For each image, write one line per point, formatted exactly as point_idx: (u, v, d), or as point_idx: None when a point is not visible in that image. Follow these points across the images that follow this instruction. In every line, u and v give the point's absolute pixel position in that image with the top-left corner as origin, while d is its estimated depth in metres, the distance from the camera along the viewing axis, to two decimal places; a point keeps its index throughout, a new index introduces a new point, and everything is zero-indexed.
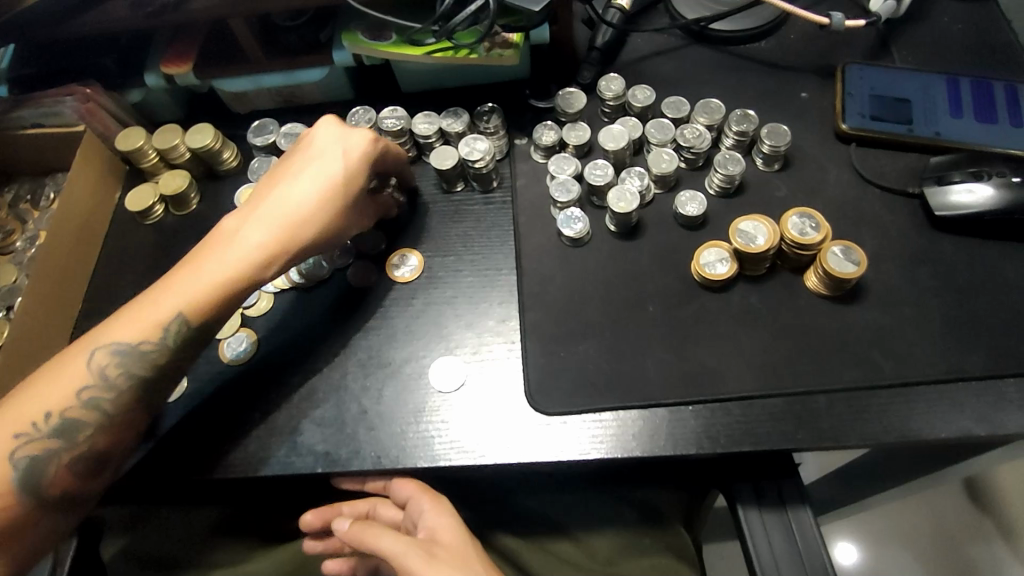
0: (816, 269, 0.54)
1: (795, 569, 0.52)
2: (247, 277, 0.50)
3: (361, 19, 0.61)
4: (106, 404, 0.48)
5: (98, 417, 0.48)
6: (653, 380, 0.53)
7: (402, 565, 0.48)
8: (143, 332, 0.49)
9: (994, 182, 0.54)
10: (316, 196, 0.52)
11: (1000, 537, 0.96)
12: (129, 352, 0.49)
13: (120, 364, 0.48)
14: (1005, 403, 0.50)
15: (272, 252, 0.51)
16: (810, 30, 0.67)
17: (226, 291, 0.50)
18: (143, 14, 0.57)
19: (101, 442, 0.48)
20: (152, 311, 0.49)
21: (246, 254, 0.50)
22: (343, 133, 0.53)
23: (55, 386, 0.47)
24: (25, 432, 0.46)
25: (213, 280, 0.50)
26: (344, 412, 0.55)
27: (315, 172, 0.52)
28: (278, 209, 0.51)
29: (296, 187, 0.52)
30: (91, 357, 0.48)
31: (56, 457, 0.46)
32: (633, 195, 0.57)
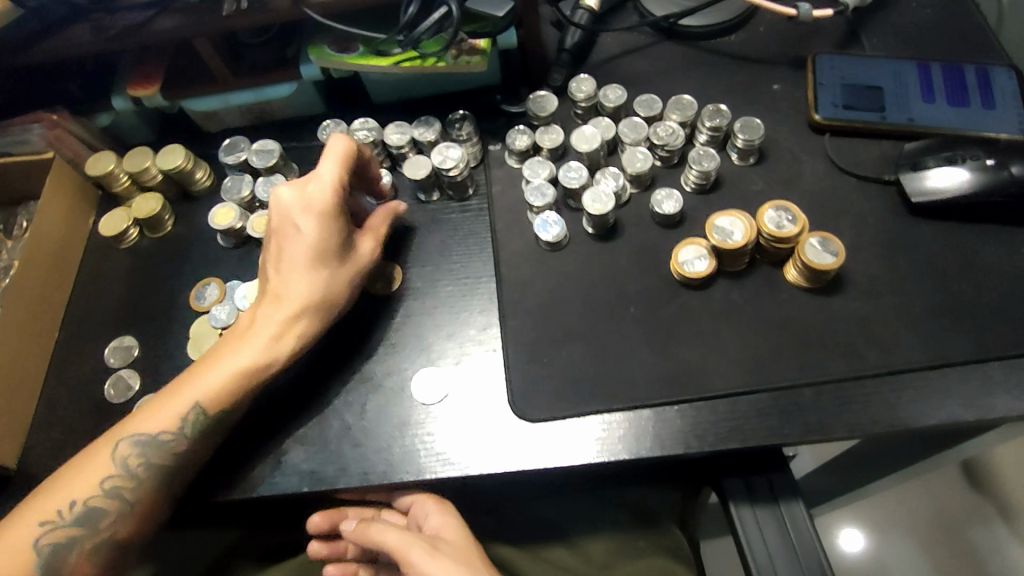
0: (795, 261, 0.54)
1: (790, 564, 0.52)
2: (263, 361, 0.51)
3: (327, 33, 0.61)
4: (128, 493, 0.49)
5: (119, 506, 0.49)
6: (638, 381, 0.53)
7: (405, 557, 0.49)
8: (164, 424, 0.50)
9: (969, 165, 0.54)
10: (314, 270, 0.52)
11: (1000, 517, 0.96)
12: (150, 443, 0.49)
13: (140, 455, 0.49)
14: (991, 387, 0.50)
15: (284, 333, 0.52)
16: (779, 22, 0.67)
17: (242, 375, 0.51)
18: (105, 38, 0.56)
19: (123, 528, 0.49)
20: (171, 404, 0.50)
21: (256, 339, 0.51)
22: (306, 194, 0.53)
23: (82, 475, 0.49)
24: (50, 520, 0.48)
25: (231, 370, 0.51)
26: (328, 429, 0.54)
27: (307, 244, 0.52)
28: (284, 290, 0.52)
29: (296, 265, 0.52)
30: (115, 450, 0.49)
31: (78, 545, 0.48)
32: (608, 196, 0.57)
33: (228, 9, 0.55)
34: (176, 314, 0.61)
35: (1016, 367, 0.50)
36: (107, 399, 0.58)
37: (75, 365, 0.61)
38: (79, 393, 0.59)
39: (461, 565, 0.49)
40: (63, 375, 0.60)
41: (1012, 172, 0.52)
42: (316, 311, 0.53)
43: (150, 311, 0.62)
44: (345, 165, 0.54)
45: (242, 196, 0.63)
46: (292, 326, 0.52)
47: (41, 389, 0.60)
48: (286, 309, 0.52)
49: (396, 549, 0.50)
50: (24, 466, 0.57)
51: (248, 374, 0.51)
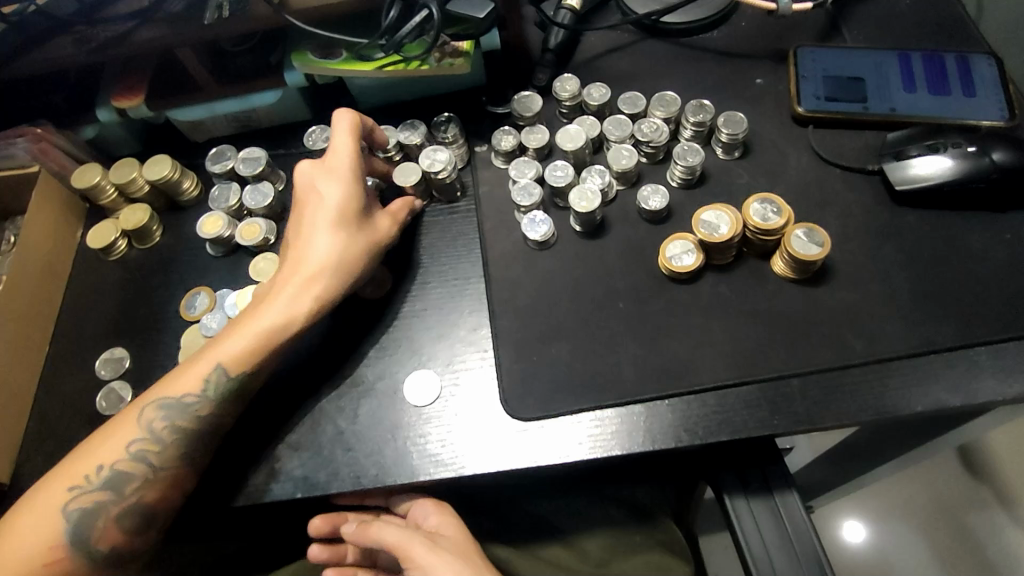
0: (781, 253, 0.54)
1: (785, 554, 0.52)
2: (284, 319, 0.52)
3: (310, 39, 0.61)
4: (151, 458, 0.49)
5: (144, 471, 0.49)
6: (628, 376, 0.53)
7: (406, 554, 0.51)
8: (187, 385, 0.51)
9: (951, 153, 0.54)
10: (331, 231, 0.53)
11: (998, 504, 0.96)
12: (174, 405, 0.50)
13: (164, 418, 0.50)
14: (978, 371, 0.50)
15: (304, 292, 0.52)
16: (761, 16, 0.68)
17: (262, 335, 0.51)
18: (87, 50, 0.56)
19: (149, 495, 0.49)
20: (194, 365, 0.51)
21: (277, 297, 0.52)
22: (324, 162, 0.56)
23: (108, 440, 0.49)
24: (77, 485, 0.48)
25: (252, 329, 0.51)
26: (320, 434, 0.54)
27: (324, 208, 0.54)
28: (304, 252, 0.53)
29: (315, 228, 0.54)
30: (140, 414, 0.50)
31: (105, 510, 0.48)
32: (594, 194, 0.57)
33: (210, 18, 0.55)
34: (167, 324, 0.61)
35: (1003, 352, 0.50)
36: (99, 411, 0.58)
37: (66, 378, 0.60)
38: (70, 406, 0.59)
39: (461, 559, 0.51)
40: (55, 389, 0.60)
41: (994, 159, 0.53)
42: (334, 271, 0.53)
43: (140, 321, 0.62)
44: (357, 133, 0.56)
45: (229, 204, 0.63)
46: (310, 286, 0.52)
47: (32, 403, 0.60)
48: (306, 269, 0.53)
49: (396, 546, 0.51)
50: (17, 480, 0.56)
51: (268, 333, 0.51)
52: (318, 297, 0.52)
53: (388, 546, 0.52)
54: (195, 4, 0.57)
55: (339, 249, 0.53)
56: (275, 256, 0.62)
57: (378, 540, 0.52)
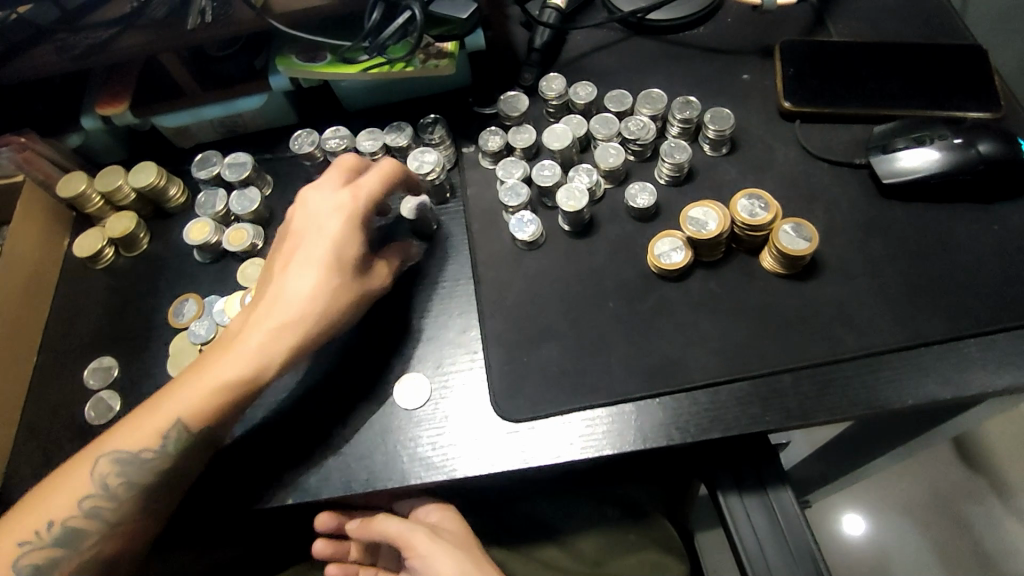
0: (770, 249, 0.54)
1: (779, 550, 0.52)
2: (253, 376, 0.50)
3: (294, 43, 0.61)
4: (106, 513, 0.48)
5: (97, 526, 0.48)
6: (618, 375, 0.53)
7: (408, 543, 0.53)
8: (146, 439, 0.49)
9: (938, 145, 0.54)
10: (314, 284, 0.51)
11: (994, 495, 0.96)
12: (130, 460, 0.48)
13: (119, 472, 0.48)
14: (968, 363, 0.50)
15: (275, 348, 0.50)
16: (745, 12, 0.68)
17: (228, 390, 0.49)
18: (70, 57, 0.56)
19: (105, 548, 0.49)
20: (155, 417, 0.49)
21: (244, 347, 0.50)
22: (329, 206, 0.54)
23: (60, 494, 0.48)
24: (28, 541, 0.47)
25: (218, 384, 0.49)
26: (310, 440, 0.54)
27: (309, 257, 0.52)
28: (280, 303, 0.51)
29: (297, 278, 0.52)
30: (93, 467, 0.48)
31: (60, 565, 0.48)
32: (581, 193, 0.57)
33: (193, 22, 0.55)
34: (155, 332, 0.61)
35: (993, 343, 0.50)
36: (88, 421, 0.58)
37: (54, 388, 0.60)
38: (59, 417, 0.59)
39: (458, 549, 0.53)
40: (43, 399, 0.60)
41: (980, 150, 0.53)
42: (308, 327, 0.51)
43: (129, 329, 0.62)
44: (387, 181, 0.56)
45: (216, 210, 0.63)
46: (283, 341, 0.50)
47: (21, 413, 0.59)
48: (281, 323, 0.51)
49: (399, 538, 0.54)
50: (6, 491, 0.56)
51: (235, 386, 0.50)
52: (289, 353, 0.51)
53: (390, 537, 0.54)
54: (178, 9, 0.57)
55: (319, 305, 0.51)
56: (262, 261, 0.61)
57: (380, 533, 0.55)
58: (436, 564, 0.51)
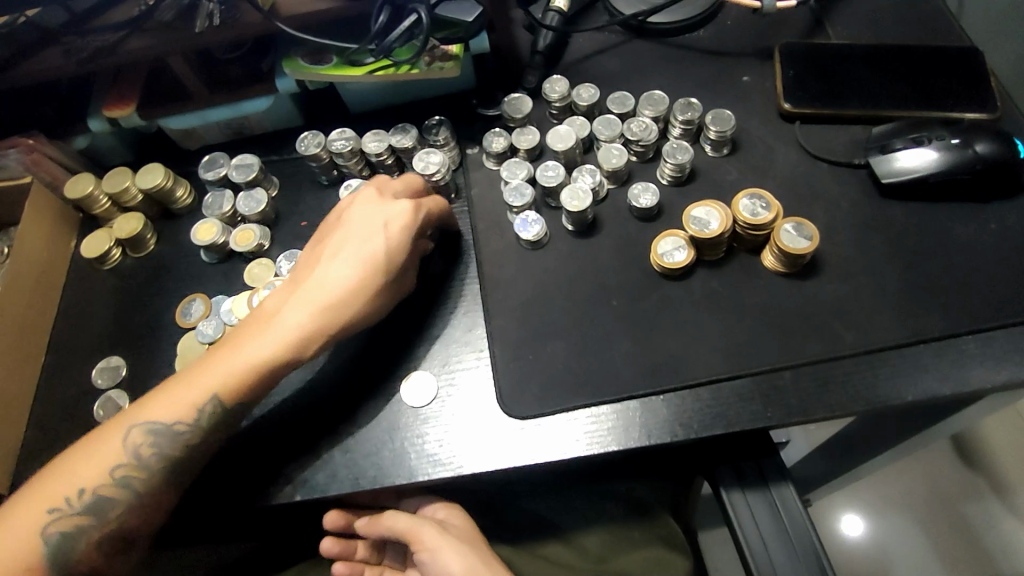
0: (772, 248, 0.55)
1: (782, 545, 0.53)
2: (288, 359, 0.50)
3: (300, 46, 0.61)
4: (137, 484, 0.48)
5: (127, 496, 0.48)
6: (623, 372, 0.53)
7: (417, 537, 0.54)
8: (181, 411, 0.49)
9: (936, 145, 0.55)
10: (356, 275, 0.52)
11: (993, 493, 0.97)
12: (164, 431, 0.49)
13: (152, 443, 0.48)
14: (966, 360, 0.51)
15: (312, 333, 0.50)
16: (745, 15, 0.69)
17: (264, 372, 0.50)
18: (78, 60, 0.57)
19: (131, 520, 0.49)
20: (192, 390, 0.49)
21: (282, 330, 0.50)
22: (383, 208, 0.54)
23: (93, 461, 0.48)
24: (58, 508, 0.47)
25: (254, 364, 0.49)
26: (318, 437, 0.54)
27: (355, 249, 0.52)
28: (320, 289, 0.51)
29: (339, 266, 0.52)
30: (126, 436, 0.48)
31: (86, 534, 0.47)
32: (585, 193, 0.58)
33: (201, 26, 0.56)
34: (163, 332, 0.61)
35: (991, 340, 0.51)
36: (97, 420, 0.58)
37: (62, 388, 0.60)
38: (67, 416, 0.59)
39: (466, 543, 0.54)
40: (51, 398, 0.60)
41: (976, 151, 0.54)
42: (346, 316, 0.51)
43: (136, 329, 0.62)
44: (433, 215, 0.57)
45: (223, 211, 0.63)
46: (321, 328, 0.50)
47: (29, 412, 0.59)
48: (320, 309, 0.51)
49: (408, 531, 0.55)
50: (15, 490, 0.56)
51: (271, 370, 0.50)
52: (325, 341, 0.51)
53: (400, 532, 0.55)
54: (187, 12, 0.57)
55: (359, 302, 0.52)
56: (269, 262, 0.62)
57: (389, 528, 0.56)
58: (445, 559, 0.52)
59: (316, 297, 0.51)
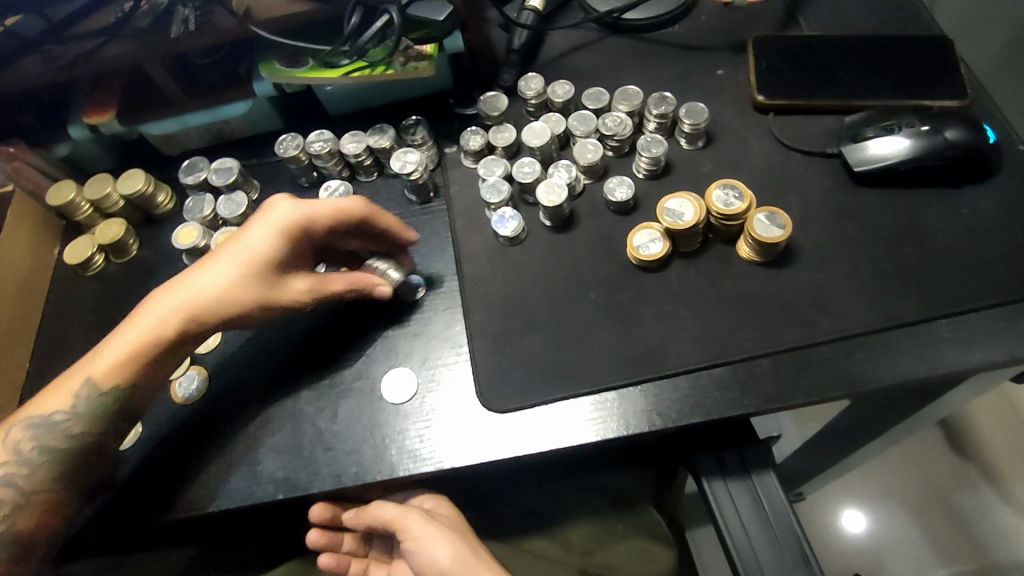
0: (745, 237, 0.56)
1: (764, 534, 0.53)
2: (152, 341, 0.49)
3: (276, 49, 0.62)
4: (20, 482, 0.48)
5: (12, 496, 0.48)
6: (600, 363, 0.54)
7: (405, 525, 0.54)
8: (55, 401, 0.49)
9: (906, 132, 0.56)
10: (223, 262, 0.50)
11: (985, 481, 0.98)
12: (42, 424, 0.49)
13: (33, 438, 0.49)
14: (940, 343, 0.51)
15: (175, 315, 0.49)
16: (718, 9, 0.69)
17: (129, 356, 0.49)
18: (56, 68, 0.58)
19: (19, 523, 0.48)
20: (68, 378, 0.50)
21: (148, 312, 0.50)
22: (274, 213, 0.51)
23: None
24: None
25: (121, 346, 0.49)
26: (300, 436, 0.55)
27: (231, 240, 0.52)
28: (190, 276, 0.51)
29: (214, 255, 0.51)
30: (8, 434, 0.49)
31: None
32: (561, 188, 0.58)
33: (176, 31, 0.57)
34: None
35: (964, 322, 0.52)
36: None
37: None
38: None
39: (452, 533, 0.54)
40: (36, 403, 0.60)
41: (947, 137, 0.54)
42: (209, 300, 0.49)
43: None
44: (345, 215, 0.52)
45: (204, 214, 0.64)
46: (184, 311, 0.49)
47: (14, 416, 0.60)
48: (186, 293, 0.50)
49: (395, 520, 0.55)
50: None
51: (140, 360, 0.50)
52: (190, 322, 0.50)
53: (387, 521, 0.55)
54: (162, 18, 0.58)
55: (229, 296, 0.50)
56: None
57: (376, 517, 0.56)
58: (434, 547, 0.52)
59: (187, 289, 0.50)
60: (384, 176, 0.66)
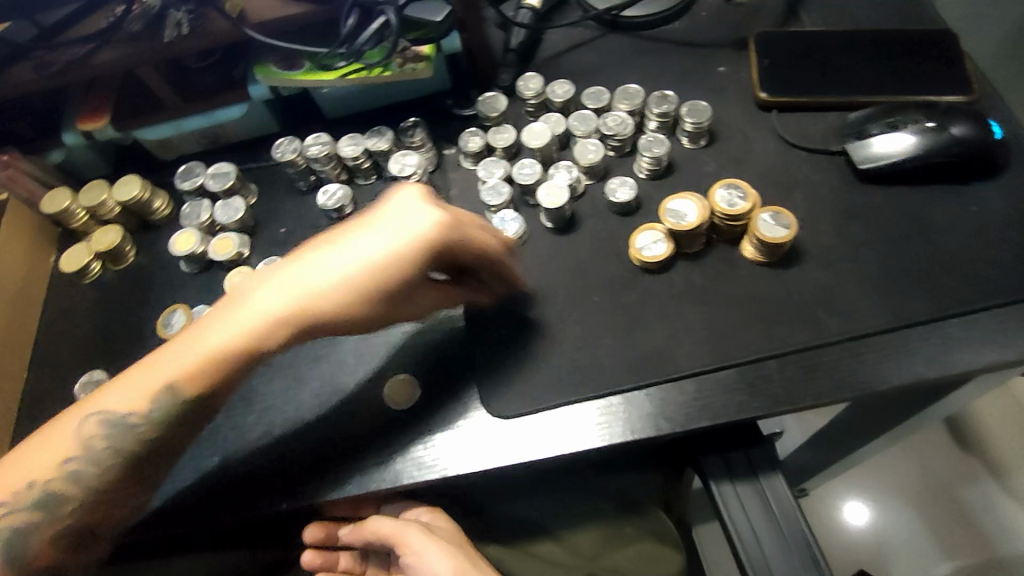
0: (750, 238, 0.55)
1: (772, 535, 0.53)
2: (254, 348, 0.49)
3: (271, 51, 0.61)
4: (90, 477, 0.49)
5: (81, 492, 0.49)
6: (605, 368, 0.53)
7: (403, 541, 0.54)
8: (133, 403, 0.48)
9: (912, 129, 0.55)
10: (355, 279, 0.48)
11: (990, 475, 0.97)
12: (119, 422, 0.49)
13: (106, 435, 0.49)
14: (951, 343, 0.50)
15: (279, 325, 0.48)
16: (718, 5, 0.68)
17: (212, 361, 0.48)
18: (48, 74, 0.57)
19: (86, 516, 0.49)
20: (147, 378, 0.49)
21: (250, 320, 0.49)
22: (417, 211, 0.49)
23: (45, 453, 0.49)
24: (9, 501, 0.48)
25: (208, 350, 0.49)
26: (304, 445, 0.54)
27: (374, 242, 0.48)
28: (305, 279, 0.49)
29: (336, 262, 0.49)
30: (80, 426, 0.49)
31: (37, 530, 0.49)
32: (561, 190, 0.58)
33: (170, 35, 0.56)
34: (145, 345, 0.61)
35: (973, 321, 0.51)
36: None
37: (44, 405, 0.60)
38: None
39: (452, 547, 0.54)
40: (34, 414, 0.60)
41: (953, 133, 0.54)
42: (322, 313, 0.48)
43: (117, 342, 0.62)
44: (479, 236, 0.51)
45: (201, 220, 0.63)
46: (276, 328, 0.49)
47: (13, 428, 0.59)
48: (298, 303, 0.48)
49: (393, 535, 0.55)
50: None
51: (218, 367, 0.48)
52: (291, 338, 0.49)
53: (385, 536, 0.56)
54: (154, 22, 0.57)
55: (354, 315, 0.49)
56: (250, 269, 0.61)
57: (375, 532, 0.56)
58: (434, 559, 0.52)
59: (283, 293, 0.49)
60: (383, 179, 0.65)
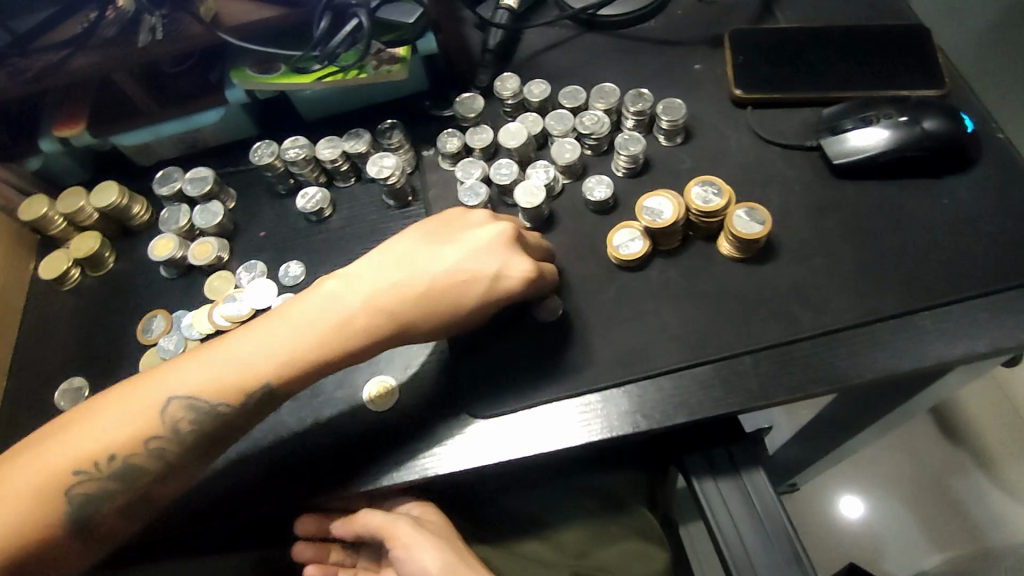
0: (726, 235, 0.55)
1: (754, 529, 0.53)
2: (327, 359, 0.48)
3: (246, 55, 0.61)
4: (169, 456, 0.47)
5: (156, 468, 0.47)
6: (582, 366, 0.53)
7: (393, 534, 0.54)
8: (224, 393, 0.47)
9: (885, 124, 0.55)
10: (427, 290, 0.48)
11: (978, 467, 0.98)
12: (204, 410, 0.47)
13: (193, 419, 0.47)
14: (925, 335, 0.51)
15: (376, 332, 0.48)
16: (694, 3, 0.69)
17: (294, 368, 0.47)
18: (22, 81, 0.57)
19: (154, 491, 0.47)
20: (231, 369, 0.47)
21: (346, 324, 0.48)
22: (500, 240, 0.49)
23: (132, 423, 0.46)
24: (85, 470, 0.45)
25: (293, 351, 0.47)
26: (282, 448, 0.54)
27: (454, 261, 0.49)
28: (387, 292, 0.48)
29: (418, 276, 0.49)
30: (166, 407, 0.46)
31: (108, 501, 0.46)
32: (538, 188, 0.58)
33: (144, 40, 0.56)
34: (125, 350, 0.61)
35: (947, 314, 0.51)
36: None
37: (24, 411, 0.60)
38: None
39: (440, 543, 0.54)
40: (14, 421, 0.60)
41: (925, 127, 0.54)
42: (414, 325, 0.49)
43: (96, 348, 0.62)
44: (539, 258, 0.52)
45: (179, 225, 0.63)
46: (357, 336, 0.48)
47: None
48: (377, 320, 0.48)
49: (383, 528, 0.55)
50: None
51: (302, 370, 0.47)
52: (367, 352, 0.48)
53: (374, 528, 0.55)
54: (129, 26, 0.56)
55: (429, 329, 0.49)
56: (229, 274, 0.62)
57: (364, 526, 0.56)
58: (422, 555, 0.53)
59: (360, 297, 0.48)
60: (362, 181, 0.65)
